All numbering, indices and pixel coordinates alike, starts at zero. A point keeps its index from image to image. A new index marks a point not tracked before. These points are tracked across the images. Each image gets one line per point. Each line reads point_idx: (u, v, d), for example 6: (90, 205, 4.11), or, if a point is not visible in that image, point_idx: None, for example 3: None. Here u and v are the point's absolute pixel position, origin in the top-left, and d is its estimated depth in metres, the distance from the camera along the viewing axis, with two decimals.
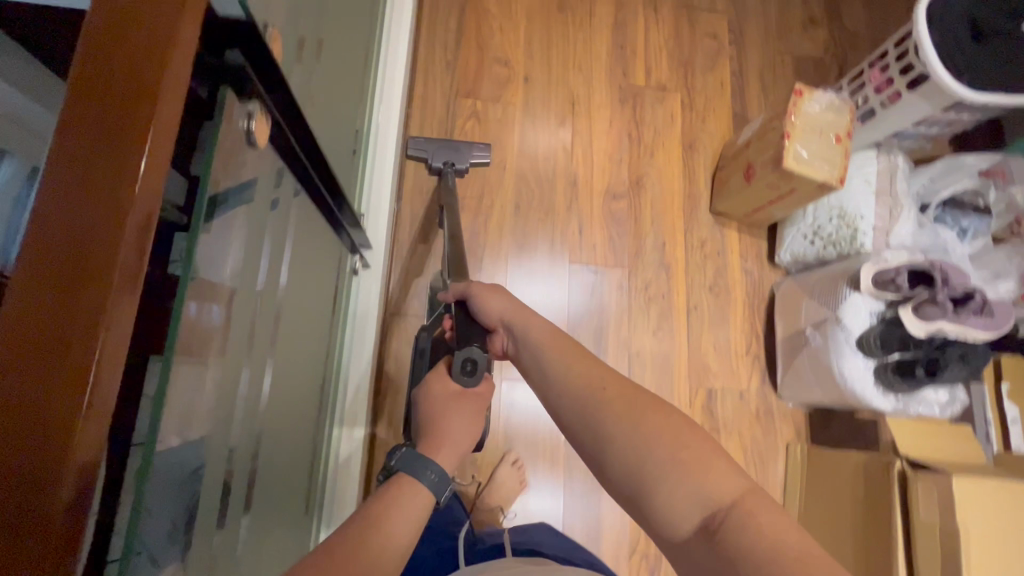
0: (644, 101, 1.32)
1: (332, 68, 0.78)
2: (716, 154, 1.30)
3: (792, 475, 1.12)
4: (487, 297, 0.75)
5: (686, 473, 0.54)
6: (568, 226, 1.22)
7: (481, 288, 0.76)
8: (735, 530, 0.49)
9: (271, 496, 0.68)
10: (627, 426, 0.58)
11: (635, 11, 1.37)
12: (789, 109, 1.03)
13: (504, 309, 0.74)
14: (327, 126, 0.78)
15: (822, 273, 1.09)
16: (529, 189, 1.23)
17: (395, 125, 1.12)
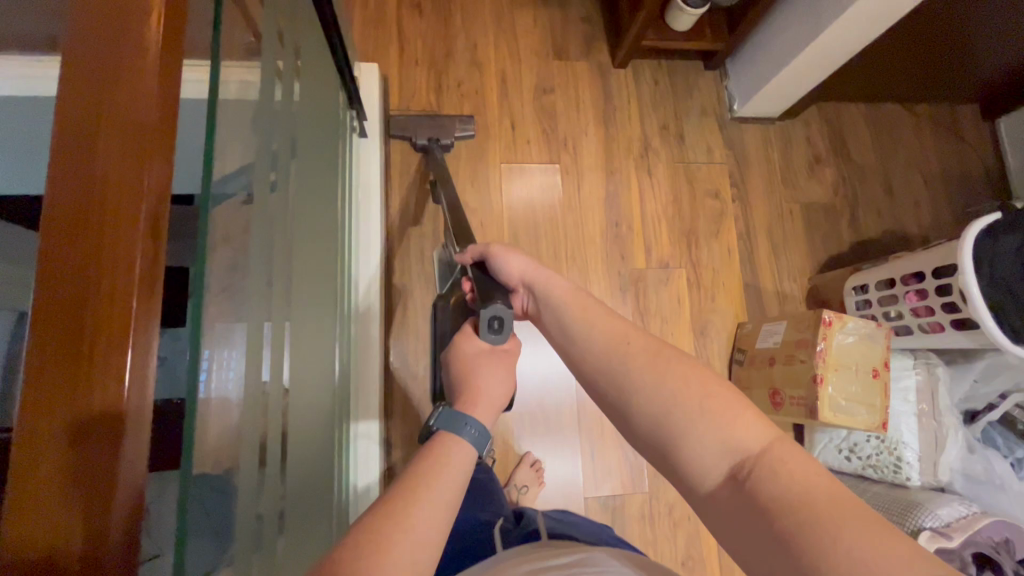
0: (647, 286, 1.20)
1: (311, 283, 0.72)
2: (730, 340, 1.19)
3: None
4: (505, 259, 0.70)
5: (717, 422, 0.48)
6: (582, 450, 1.13)
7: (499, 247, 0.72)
8: (768, 479, 0.44)
9: (309, 518, 0.67)
10: (651, 371, 0.52)
11: (626, 177, 1.24)
12: (819, 346, 0.92)
13: (528, 267, 0.68)
14: (311, 442, 0.69)
15: (865, 503, 0.99)
16: (530, 405, 1.13)
17: (373, 235, 1.09)
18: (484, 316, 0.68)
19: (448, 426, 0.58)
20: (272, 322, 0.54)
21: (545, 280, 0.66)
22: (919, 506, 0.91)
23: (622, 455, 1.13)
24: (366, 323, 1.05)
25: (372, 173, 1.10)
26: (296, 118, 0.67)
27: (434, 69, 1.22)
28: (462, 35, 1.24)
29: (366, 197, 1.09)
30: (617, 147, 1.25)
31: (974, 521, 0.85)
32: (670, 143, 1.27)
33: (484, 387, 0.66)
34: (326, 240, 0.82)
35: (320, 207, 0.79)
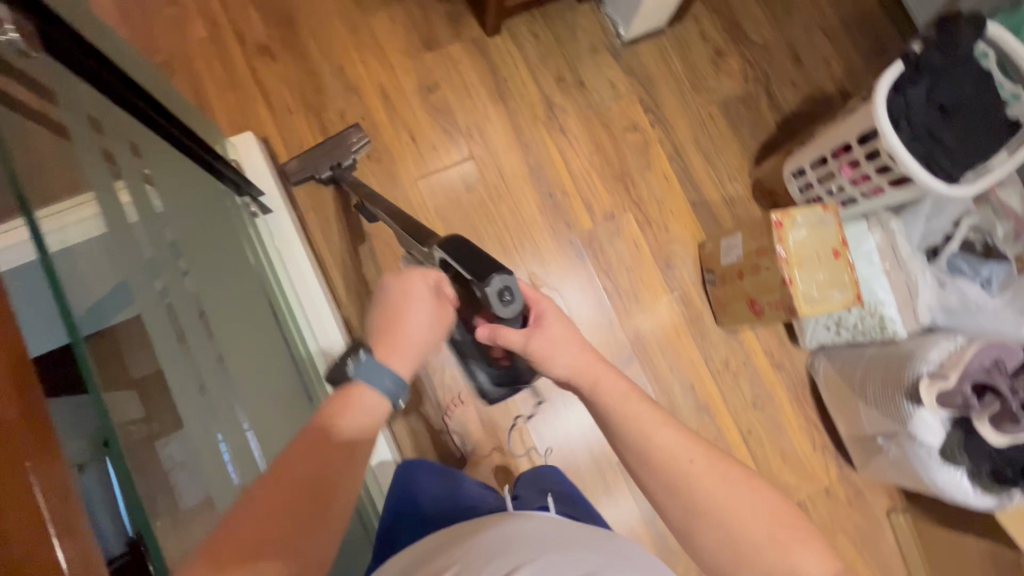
0: (601, 243, 1.19)
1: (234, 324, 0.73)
2: (696, 262, 1.21)
3: (908, 546, 1.14)
4: (552, 357, 0.62)
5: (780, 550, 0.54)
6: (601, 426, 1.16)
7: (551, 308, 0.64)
8: None
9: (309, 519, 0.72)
10: (727, 496, 0.56)
11: (543, 146, 1.21)
12: (778, 251, 0.93)
13: (570, 362, 0.62)
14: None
15: (865, 368, 1.04)
16: (536, 398, 1.15)
17: (305, 265, 1.05)
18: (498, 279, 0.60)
19: (372, 378, 0.56)
20: (221, 432, 0.57)
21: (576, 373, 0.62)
22: (911, 357, 0.95)
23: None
24: (334, 347, 1.03)
25: (278, 205, 1.05)
26: (165, 226, 0.64)
27: (310, 110, 1.15)
28: (325, 65, 1.17)
29: (284, 244, 1.05)
30: (523, 118, 1.21)
31: (963, 354, 0.90)
32: (572, 92, 1.23)
33: (409, 319, 0.60)
34: (255, 315, 0.83)
35: (232, 290, 0.78)
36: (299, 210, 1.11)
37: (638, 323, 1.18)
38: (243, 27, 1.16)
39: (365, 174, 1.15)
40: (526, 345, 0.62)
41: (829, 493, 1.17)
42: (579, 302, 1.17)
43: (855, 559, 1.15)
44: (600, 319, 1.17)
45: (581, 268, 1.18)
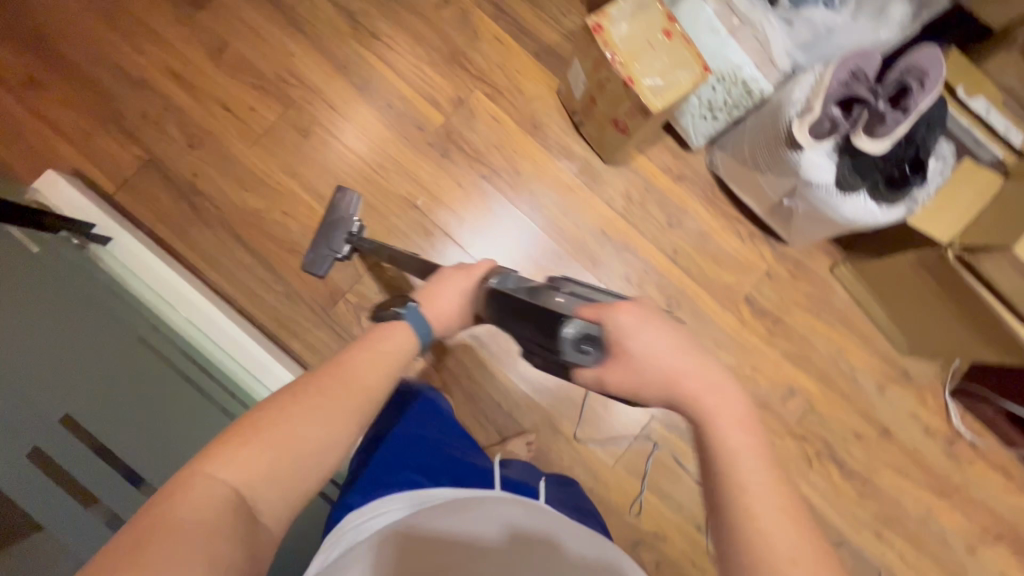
0: (461, 133, 1.13)
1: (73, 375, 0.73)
2: (562, 111, 1.15)
3: (858, 292, 1.15)
4: (635, 386, 0.48)
5: None
6: None
7: (629, 323, 0.49)
8: None
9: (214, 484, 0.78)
10: None
11: (362, 60, 1.12)
12: (608, 55, 0.88)
13: (665, 387, 0.47)
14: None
15: (749, 139, 1.00)
16: None
17: (170, 272, 1.00)
18: (569, 338, 0.50)
19: (411, 322, 0.64)
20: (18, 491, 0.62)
21: (672, 388, 0.47)
22: (781, 105, 0.91)
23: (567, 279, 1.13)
24: (234, 337, 0.99)
25: (113, 228, 0.99)
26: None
27: (108, 122, 1.06)
28: (101, 71, 1.06)
29: (147, 260, 0.99)
30: (330, 41, 1.12)
31: (821, 81, 0.87)
32: None
33: (442, 296, 0.69)
34: (145, 361, 0.86)
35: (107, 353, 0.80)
36: (145, 227, 1.04)
37: (530, 195, 1.14)
38: None
39: (195, 164, 1.07)
40: (604, 375, 0.50)
41: (770, 275, 1.17)
42: (465, 199, 1.12)
43: (814, 326, 1.17)
44: (493, 208, 1.13)
45: (453, 166, 1.12)
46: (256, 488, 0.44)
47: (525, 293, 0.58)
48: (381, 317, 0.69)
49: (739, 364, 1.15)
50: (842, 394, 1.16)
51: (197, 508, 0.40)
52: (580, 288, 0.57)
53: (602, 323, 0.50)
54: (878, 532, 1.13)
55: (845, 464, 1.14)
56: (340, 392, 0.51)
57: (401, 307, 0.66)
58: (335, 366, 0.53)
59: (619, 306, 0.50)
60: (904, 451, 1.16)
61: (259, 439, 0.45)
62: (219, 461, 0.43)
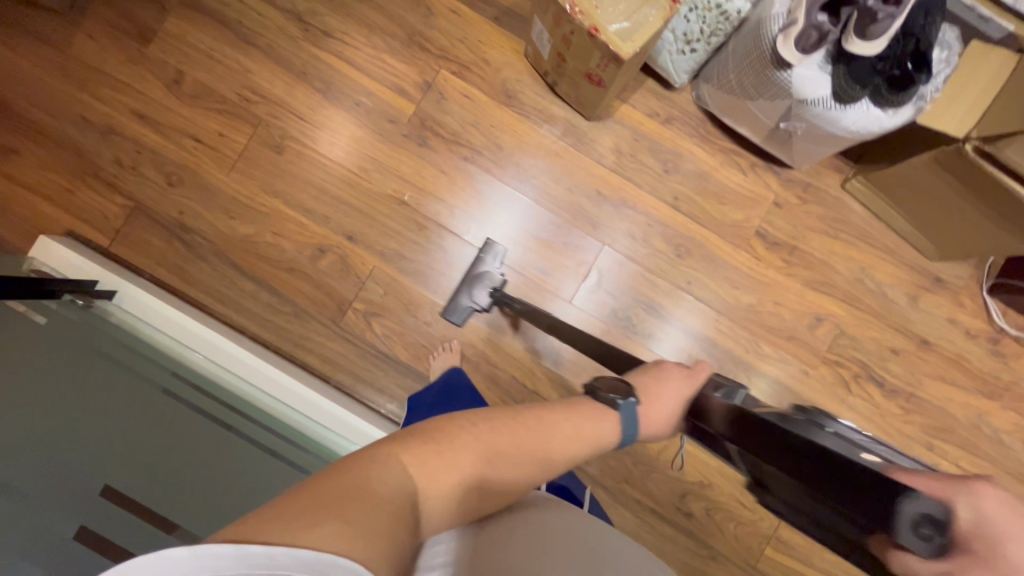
0: (435, 118, 1.09)
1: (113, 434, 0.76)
2: (534, 75, 1.10)
3: (875, 205, 1.09)
4: None
5: None
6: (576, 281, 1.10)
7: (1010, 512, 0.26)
8: None
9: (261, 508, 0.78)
10: None
11: (320, 62, 1.08)
12: (568, 7, 0.82)
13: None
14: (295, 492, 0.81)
15: (734, 66, 0.94)
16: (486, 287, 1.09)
17: (178, 313, 1.01)
18: (902, 516, 0.28)
19: (625, 421, 0.56)
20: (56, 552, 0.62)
21: None
22: (761, 23, 0.85)
23: (569, 244, 1.10)
24: (253, 365, 1.00)
25: (115, 281, 1.00)
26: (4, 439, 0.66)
27: (87, 175, 1.05)
28: (67, 126, 1.05)
29: (153, 305, 1.00)
30: (284, 48, 1.08)
31: None
32: None
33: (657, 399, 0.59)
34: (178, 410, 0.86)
35: (139, 411, 0.81)
36: (145, 273, 1.05)
37: (516, 168, 1.10)
38: None
39: (179, 201, 1.06)
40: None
41: (779, 203, 1.12)
42: (452, 184, 1.09)
43: (833, 248, 1.12)
44: (481, 186, 1.10)
45: (433, 153, 1.09)
46: (432, 497, 0.42)
47: (777, 416, 0.41)
48: (593, 392, 0.59)
49: (762, 301, 1.11)
50: (872, 312, 1.12)
51: (390, 483, 0.39)
52: (848, 431, 0.38)
53: (952, 505, 0.27)
54: (928, 444, 1.11)
55: (886, 383, 1.11)
56: (527, 445, 0.50)
57: (622, 396, 0.58)
58: (536, 416, 0.53)
59: (979, 483, 0.27)
60: (946, 358, 1.11)
61: (448, 452, 0.44)
62: (416, 458, 0.42)
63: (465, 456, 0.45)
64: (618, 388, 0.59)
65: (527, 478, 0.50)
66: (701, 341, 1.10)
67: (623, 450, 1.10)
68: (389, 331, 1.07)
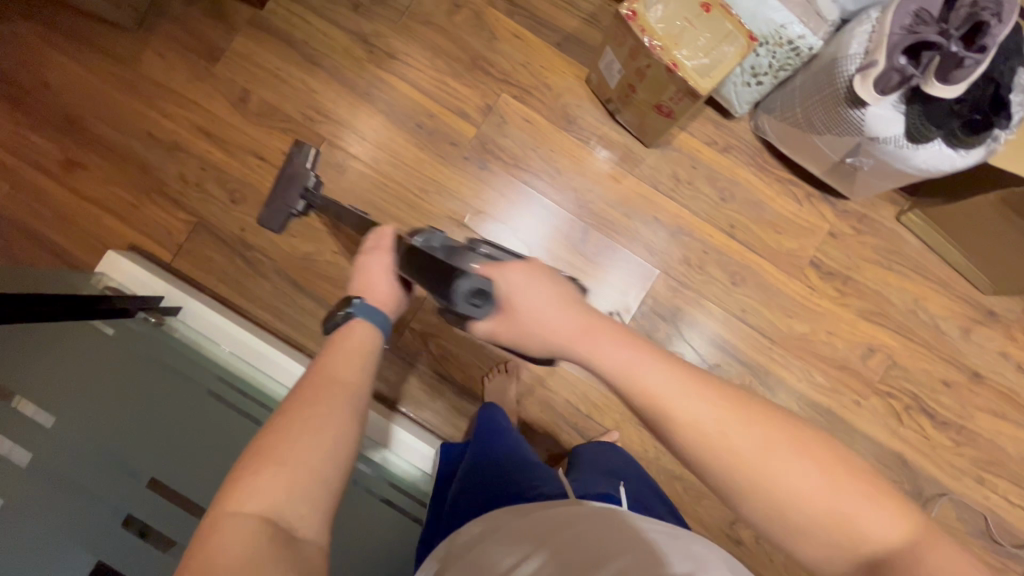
0: (495, 141, 1.10)
1: (158, 439, 0.78)
2: (594, 101, 1.11)
3: (930, 238, 1.10)
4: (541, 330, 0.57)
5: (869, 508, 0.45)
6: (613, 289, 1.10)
7: (519, 279, 0.59)
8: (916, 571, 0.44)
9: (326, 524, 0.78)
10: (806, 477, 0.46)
11: (383, 84, 1.09)
12: (647, 42, 0.84)
13: (618, 368, 0.52)
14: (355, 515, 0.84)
15: (801, 100, 0.95)
16: None
17: (239, 327, 1.02)
18: (464, 285, 0.59)
19: (364, 316, 0.69)
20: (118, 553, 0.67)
21: (552, 339, 0.57)
22: (836, 61, 0.86)
23: (602, 251, 1.11)
24: None
25: (179, 294, 1.01)
26: (66, 443, 0.69)
27: (151, 190, 1.06)
28: (133, 142, 1.07)
29: (217, 322, 1.01)
30: (348, 69, 1.09)
31: (879, 31, 0.82)
32: (377, 12, 1.09)
33: (374, 280, 0.75)
34: (226, 412, 0.88)
35: (191, 415, 0.84)
36: (206, 287, 1.06)
37: (573, 191, 1.11)
38: (35, 155, 1.05)
39: (241, 218, 1.07)
40: (502, 335, 0.60)
41: (834, 233, 1.12)
42: (509, 206, 1.10)
43: (887, 279, 1.12)
44: (536, 207, 1.11)
45: (492, 174, 1.10)
46: (282, 508, 0.45)
47: (443, 250, 0.65)
48: (329, 322, 0.70)
49: (813, 330, 1.12)
50: (925, 345, 1.12)
51: (231, 546, 0.41)
52: (491, 249, 0.67)
53: (493, 282, 0.59)
54: (978, 478, 1.11)
55: (937, 415, 1.11)
56: (322, 398, 0.55)
57: (349, 306, 0.70)
58: (309, 381, 0.58)
59: (512, 265, 0.60)
60: (998, 392, 1.12)
61: (268, 463, 0.47)
62: (236, 500, 0.45)
63: (282, 458, 0.48)
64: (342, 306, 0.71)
65: (355, 424, 0.55)
66: (753, 369, 1.11)
67: (674, 474, 1.10)
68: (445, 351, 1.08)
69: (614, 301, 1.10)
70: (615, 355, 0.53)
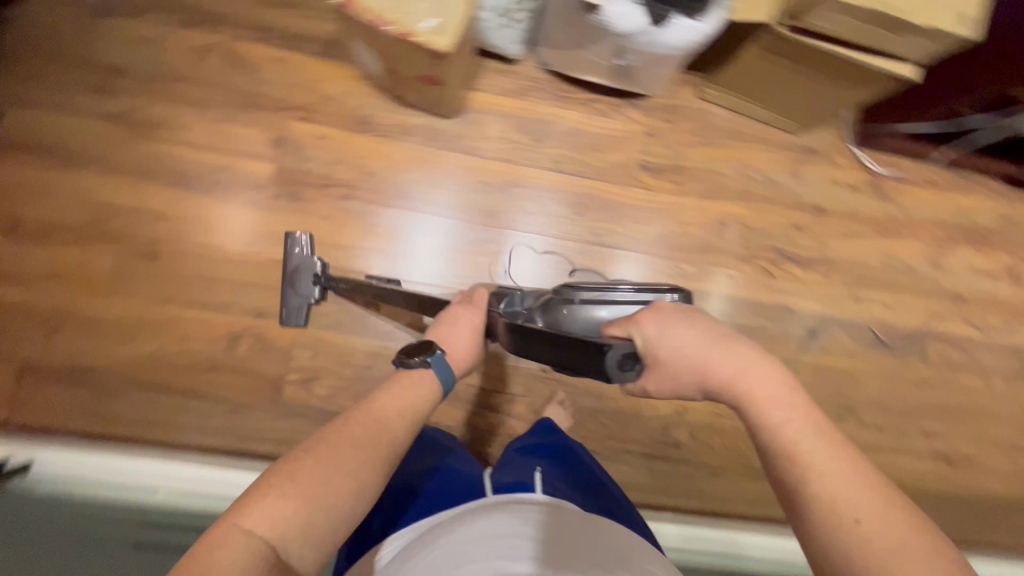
0: (299, 168, 1.07)
1: None
2: (378, 93, 1.09)
3: (731, 103, 1.15)
4: (700, 371, 0.53)
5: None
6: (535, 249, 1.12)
7: (655, 333, 0.53)
8: None
9: None
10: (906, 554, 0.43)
11: (160, 155, 1.03)
12: (374, 23, 0.82)
13: (761, 394, 0.51)
14: None
15: (557, 23, 0.96)
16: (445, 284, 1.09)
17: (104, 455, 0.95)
18: (614, 356, 0.51)
19: (438, 371, 0.63)
20: None
21: (703, 381, 0.53)
22: None
23: (495, 249, 1.11)
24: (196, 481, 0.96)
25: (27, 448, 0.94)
26: None
27: None
28: None
29: (80, 461, 0.94)
30: (115, 154, 1.02)
31: None
32: (122, 86, 1.03)
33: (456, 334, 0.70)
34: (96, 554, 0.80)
35: (58, 563, 0.76)
36: (56, 429, 0.98)
37: (396, 186, 1.09)
38: None
39: (67, 345, 0.99)
40: (648, 390, 0.55)
41: (648, 131, 1.16)
42: (340, 226, 1.07)
43: (712, 155, 1.17)
44: (367, 214, 1.08)
45: (308, 200, 1.07)
46: (287, 538, 0.44)
47: (540, 313, 0.62)
48: (403, 364, 0.63)
49: (666, 227, 1.16)
50: (767, 200, 1.18)
51: (228, 567, 0.40)
52: (586, 293, 0.60)
53: (646, 343, 0.53)
54: (855, 297, 1.19)
55: (800, 258, 1.18)
56: (362, 443, 0.52)
57: (430, 353, 0.63)
58: (364, 413, 0.56)
59: (646, 312, 0.55)
60: (843, 216, 1.20)
61: (291, 484, 0.47)
62: (256, 515, 0.44)
63: (298, 484, 0.47)
64: (418, 349, 0.64)
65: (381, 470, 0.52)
66: (628, 284, 1.14)
67: (596, 409, 1.12)
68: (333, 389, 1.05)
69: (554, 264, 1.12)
70: (775, 396, 0.51)
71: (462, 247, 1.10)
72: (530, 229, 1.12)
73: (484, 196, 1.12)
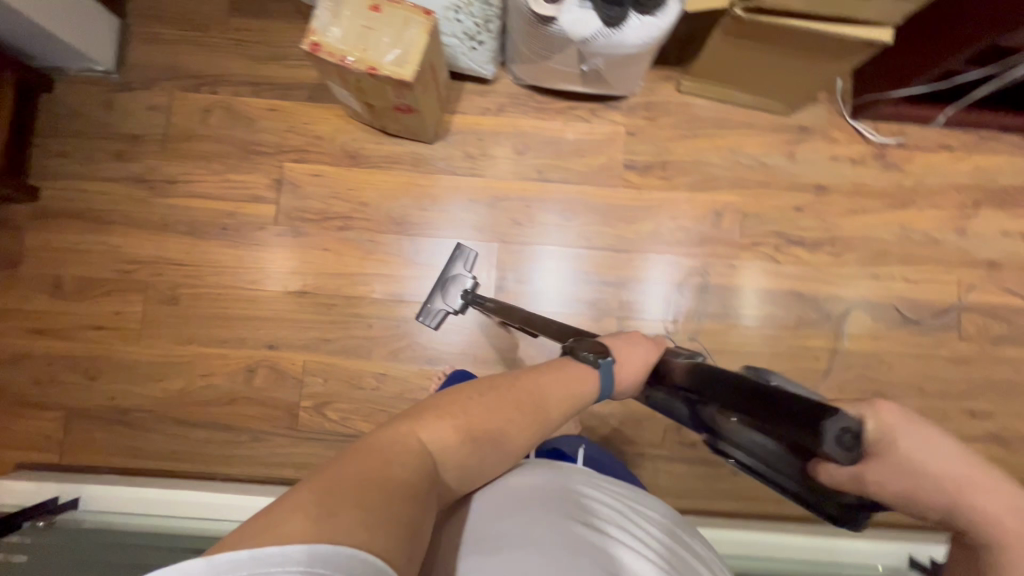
0: (298, 206, 1.14)
1: None
2: (364, 128, 1.15)
3: (711, 92, 1.14)
4: (914, 481, 0.40)
5: None
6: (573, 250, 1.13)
7: (891, 428, 0.40)
8: None
9: None
10: None
11: (176, 208, 1.13)
12: (341, 62, 0.87)
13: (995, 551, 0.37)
14: None
15: (520, 37, 0.98)
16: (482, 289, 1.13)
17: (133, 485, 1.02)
18: (833, 431, 0.36)
19: (602, 380, 0.61)
20: None
21: (913, 493, 0.40)
22: None
23: (505, 263, 1.13)
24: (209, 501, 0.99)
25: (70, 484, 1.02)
26: None
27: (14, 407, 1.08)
28: None
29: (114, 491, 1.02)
30: (137, 212, 1.13)
31: None
32: (140, 150, 1.14)
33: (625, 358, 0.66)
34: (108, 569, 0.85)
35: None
36: (100, 466, 1.07)
37: (388, 212, 1.14)
38: None
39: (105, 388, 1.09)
40: (861, 477, 0.40)
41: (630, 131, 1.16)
42: (338, 255, 1.13)
43: (698, 147, 1.16)
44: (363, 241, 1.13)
45: (308, 234, 1.13)
46: (445, 454, 0.46)
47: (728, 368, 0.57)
48: (573, 351, 0.63)
49: (658, 222, 1.14)
50: (762, 184, 1.15)
51: (402, 465, 0.42)
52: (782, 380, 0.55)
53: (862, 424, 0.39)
54: (872, 274, 1.13)
55: (805, 240, 1.14)
56: (524, 406, 0.52)
57: (601, 355, 0.62)
58: (527, 374, 0.56)
59: (880, 402, 0.42)
60: (847, 192, 1.14)
61: (452, 412, 0.48)
62: (429, 426, 0.46)
63: (466, 417, 0.48)
64: (598, 350, 0.63)
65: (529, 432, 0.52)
66: (625, 284, 1.13)
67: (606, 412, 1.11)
68: (343, 412, 1.09)
69: (606, 266, 1.13)
70: None
71: (508, 255, 1.13)
72: (577, 235, 1.14)
73: (536, 209, 1.15)
